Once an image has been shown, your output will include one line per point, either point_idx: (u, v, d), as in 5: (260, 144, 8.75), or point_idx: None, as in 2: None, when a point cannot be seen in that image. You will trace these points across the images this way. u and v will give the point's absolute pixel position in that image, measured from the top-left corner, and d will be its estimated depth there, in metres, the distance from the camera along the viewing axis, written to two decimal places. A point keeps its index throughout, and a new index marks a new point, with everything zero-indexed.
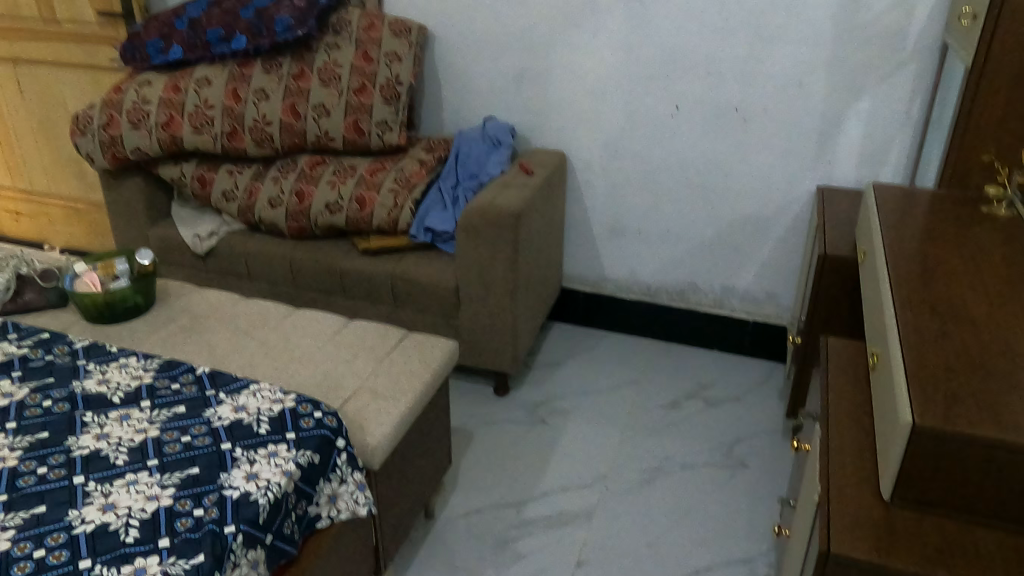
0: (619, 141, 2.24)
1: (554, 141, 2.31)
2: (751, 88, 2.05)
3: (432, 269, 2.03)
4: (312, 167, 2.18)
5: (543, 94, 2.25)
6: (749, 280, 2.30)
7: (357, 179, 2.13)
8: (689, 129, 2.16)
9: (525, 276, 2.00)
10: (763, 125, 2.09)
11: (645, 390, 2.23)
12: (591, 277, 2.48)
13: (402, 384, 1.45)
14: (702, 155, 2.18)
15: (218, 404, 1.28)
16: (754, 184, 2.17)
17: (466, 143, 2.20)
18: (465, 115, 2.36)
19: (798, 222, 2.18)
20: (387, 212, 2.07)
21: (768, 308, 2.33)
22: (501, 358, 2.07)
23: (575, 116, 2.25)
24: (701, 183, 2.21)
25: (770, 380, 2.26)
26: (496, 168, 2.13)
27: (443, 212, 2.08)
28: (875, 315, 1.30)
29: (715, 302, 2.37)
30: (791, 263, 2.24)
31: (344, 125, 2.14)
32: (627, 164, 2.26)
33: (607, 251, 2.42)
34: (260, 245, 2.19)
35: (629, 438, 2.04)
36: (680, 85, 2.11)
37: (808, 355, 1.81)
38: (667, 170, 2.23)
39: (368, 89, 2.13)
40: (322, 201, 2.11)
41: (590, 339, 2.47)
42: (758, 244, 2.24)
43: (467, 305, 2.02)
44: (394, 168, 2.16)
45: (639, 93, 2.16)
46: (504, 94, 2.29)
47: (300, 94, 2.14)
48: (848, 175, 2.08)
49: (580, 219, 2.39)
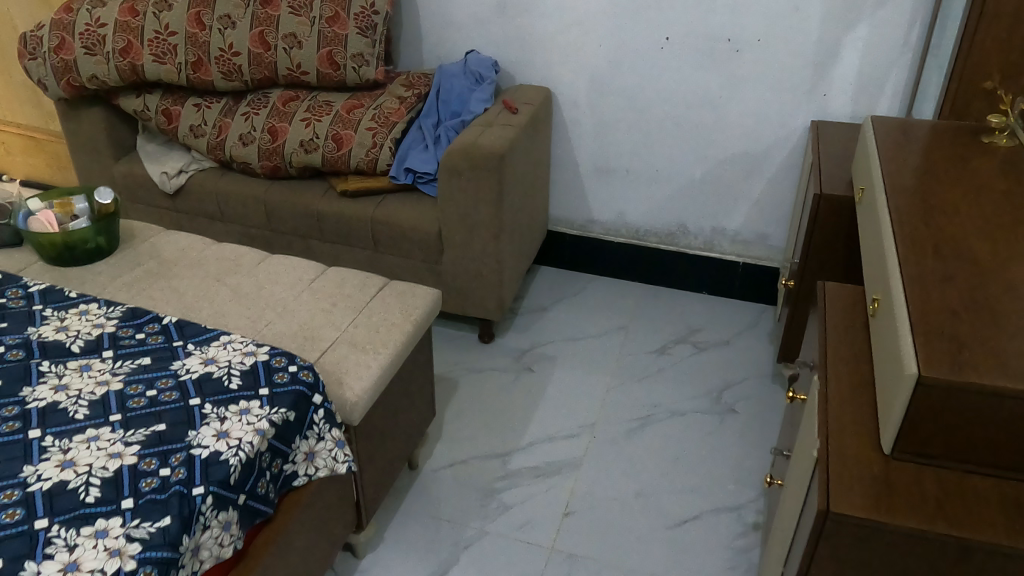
0: (606, 76, 2.13)
1: (539, 75, 2.19)
2: (746, 18, 1.93)
3: (413, 212, 1.95)
4: (285, 103, 2.04)
5: (527, 25, 2.12)
6: (740, 221, 2.23)
7: (333, 116, 2.00)
8: (680, 63, 2.05)
9: (511, 219, 1.92)
10: (757, 57, 1.97)
11: (633, 335, 2.19)
12: (578, 219, 2.40)
13: (381, 334, 1.38)
14: (693, 91, 2.07)
15: (187, 357, 1.20)
16: (747, 122, 2.07)
17: (447, 79, 2.09)
18: (445, 46, 2.23)
19: (790, 159, 2.09)
20: (366, 152, 1.96)
21: (759, 251, 2.26)
22: (485, 304, 2.00)
23: (561, 49, 2.13)
24: (692, 120, 2.12)
25: (759, 324, 2.22)
26: (480, 106, 2.02)
27: (424, 152, 1.99)
28: (874, 258, 1.24)
29: (705, 245, 2.30)
30: (784, 205, 2.17)
31: (317, 58, 1.98)
32: (615, 101, 2.16)
33: (595, 193, 2.33)
34: (232, 185, 2.08)
35: (616, 384, 2.01)
36: (669, 15, 1.99)
37: (802, 300, 1.76)
38: (656, 106, 2.13)
39: (342, 18, 1.98)
40: (295, 139, 1.99)
41: (578, 283, 2.41)
42: (749, 184, 2.16)
43: (451, 249, 1.94)
44: (372, 105, 2.03)
45: (627, 24, 2.03)
46: (485, 23, 2.15)
47: (269, 22, 1.98)
48: (843, 109, 1.98)
49: (567, 159, 2.30)
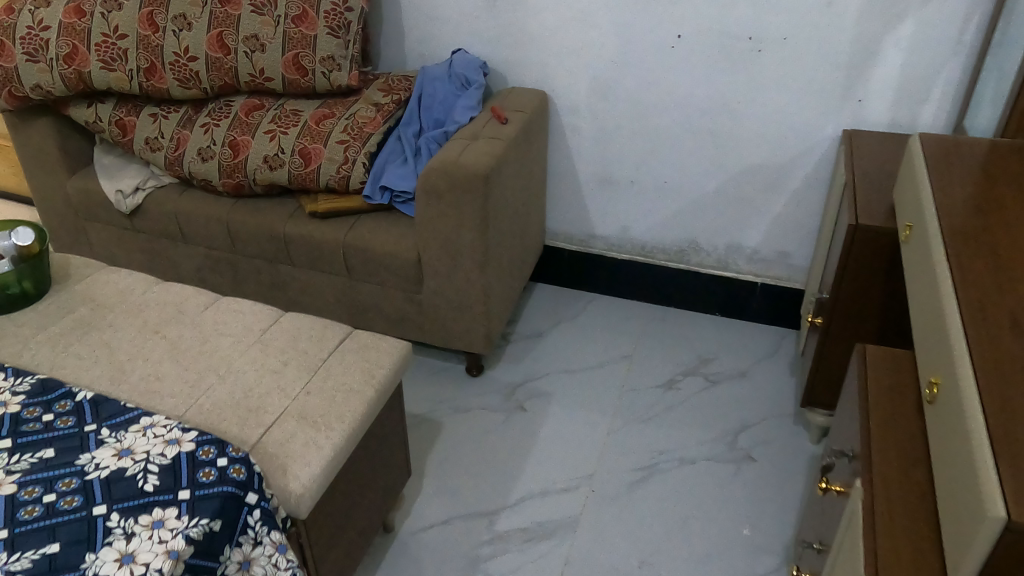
0: (611, 77, 1.89)
1: (534, 77, 1.96)
2: (771, 12, 1.69)
3: (390, 236, 1.74)
4: (248, 112, 1.82)
5: (521, 21, 1.88)
6: (758, 238, 2.00)
7: (301, 128, 1.79)
8: (695, 63, 1.81)
9: (498, 244, 1.71)
10: (784, 57, 1.74)
11: (639, 366, 1.98)
12: (578, 234, 2.18)
13: (337, 403, 1.19)
14: (709, 94, 1.84)
15: (98, 448, 1.01)
16: (770, 129, 1.84)
17: (429, 82, 1.86)
18: (430, 45, 2.00)
19: (818, 172, 1.85)
20: (337, 169, 1.75)
21: (779, 270, 2.03)
22: (473, 337, 1.80)
23: (559, 47, 1.89)
24: (708, 126, 1.89)
25: (779, 353, 2.01)
26: (466, 114, 1.80)
27: (402, 166, 1.77)
28: (930, 324, 1.01)
29: (718, 263, 2.08)
30: (810, 222, 1.93)
31: (283, 62, 1.76)
32: (620, 106, 1.93)
33: (597, 205, 2.11)
34: (192, 204, 1.87)
35: (619, 425, 1.80)
36: (685, 8, 1.75)
37: (830, 340, 1.54)
38: (667, 111, 1.90)
39: (310, 17, 1.75)
40: (259, 154, 1.78)
41: (579, 304, 2.20)
42: (771, 199, 1.93)
43: (432, 278, 1.73)
44: (345, 115, 1.81)
45: (635, 19, 1.80)
46: (474, 19, 1.92)
47: (228, 23, 1.76)
48: (880, 116, 1.75)
49: (566, 169, 2.08)
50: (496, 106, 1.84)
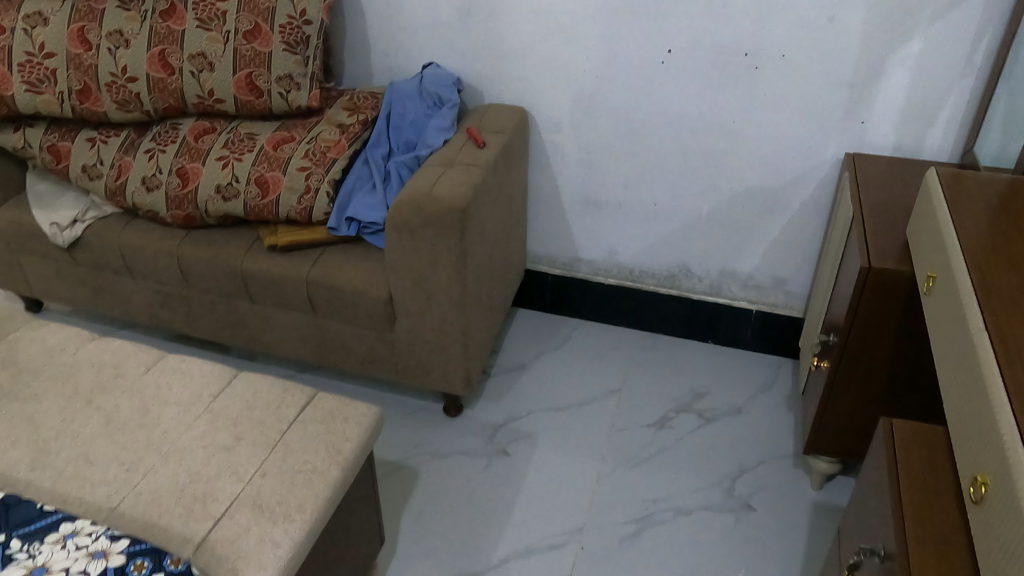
0: (595, 94, 1.75)
1: (513, 94, 1.81)
2: (769, 26, 1.56)
3: (358, 272, 1.58)
4: (198, 137, 1.67)
5: (497, 33, 1.73)
6: (753, 264, 1.89)
7: (257, 154, 1.63)
8: (685, 81, 1.68)
9: (478, 280, 1.57)
10: (782, 74, 1.61)
11: (628, 402, 1.85)
12: (562, 258, 2.04)
13: (297, 487, 1.04)
14: (701, 113, 1.71)
15: (6, 568, 0.85)
16: (767, 148, 1.71)
17: (399, 101, 1.71)
18: (400, 57, 1.84)
19: (817, 196, 1.73)
20: (298, 200, 1.59)
21: (775, 296, 1.92)
22: (451, 379, 1.66)
23: (539, 61, 1.75)
24: (700, 147, 1.76)
25: (775, 385, 1.90)
26: (439, 136, 1.65)
27: (370, 194, 1.62)
28: (967, 405, 0.90)
29: (711, 289, 1.96)
30: (808, 248, 1.82)
31: (234, 82, 1.61)
32: (606, 125, 1.79)
33: (581, 228, 1.97)
34: (138, 236, 1.70)
35: (609, 471, 1.68)
36: (674, 21, 1.61)
37: (837, 385, 1.43)
38: (657, 131, 1.76)
39: (264, 32, 1.60)
40: (211, 183, 1.62)
41: (563, 332, 2.07)
42: (767, 223, 1.81)
43: (405, 317, 1.59)
44: (306, 138, 1.65)
45: (620, 31, 1.65)
46: (447, 31, 1.76)
47: (171, 39, 1.60)
48: (883, 138, 1.63)
49: (548, 190, 1.93)
50: (473, 126, 1.69)
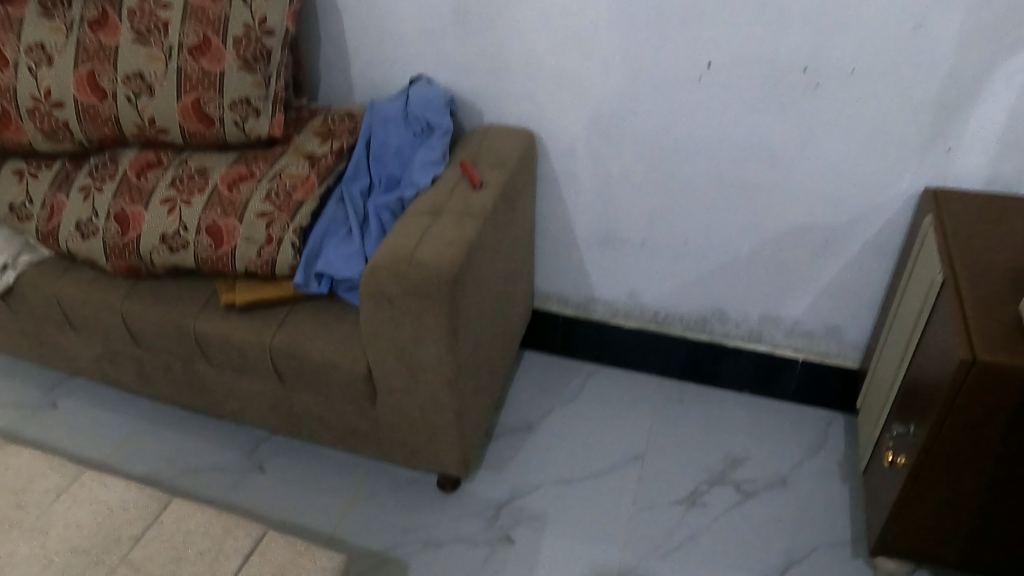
0: (617, 116, 1.46)
1: (517, 113, 1.51)
2: (835, 35, 1.26)
3: (330, 340, 1.33)
4: (140, 172, 1.39)
5: (499, 41, 1.43)
6: (801, 310, 1.60)
7: (209, 195, 1.35)
8: (728, 100, 1.38)
9: (473, 351, 1.30)
10: (848, 94, 1.31)
11: (652, 472, 1.60)
12: (575, 298, 1.77)
13: None
14: (745, 139, 1.41)
15: None
16: (825, 182, 1.42)
17: (380, 125, 1.43)
18: (383, 66, 1.54)
19: (885, 237, 1.44)
20: (258, 252, 1.32)
21: (826, 345, 1.64)
22: (444, 458, 1.41)
23: (549, 73, 1.45)
24: (741, 181, 1.47)
25: (824, 450, 1.63)
26: (426, 173, 1.36)
27: (345, 243, 1.36)
28: None
29: (749, 336, 1.69)
30: (868, 294, 1.53)
31: (179, 108, 1.31)
32: (629, 149, 1.49)
33: (597, 265, 1.69)
34: (76, 289, 1.44)
35: (630, 564, 1.42)
36: (717, 28, 1.31)
37: (917, 490, 1.16)
38: (692, 158, 1.47)
39: (215, 45, 1.30)
40: (154, 231, 1.34)
41: (576, 380, 1.80)
42: (821, 267, 1.52)
43: (388, 392, 1.33)
44: (268, 175, 1.37)
45: (649, 40, 1.35)
46: (439, 37, 1.47)
47: (102, 57, 1.31)
48: (974, 168, 1.33)
49: (560, 223, 1.65)
50: (469, 158, 1.40)
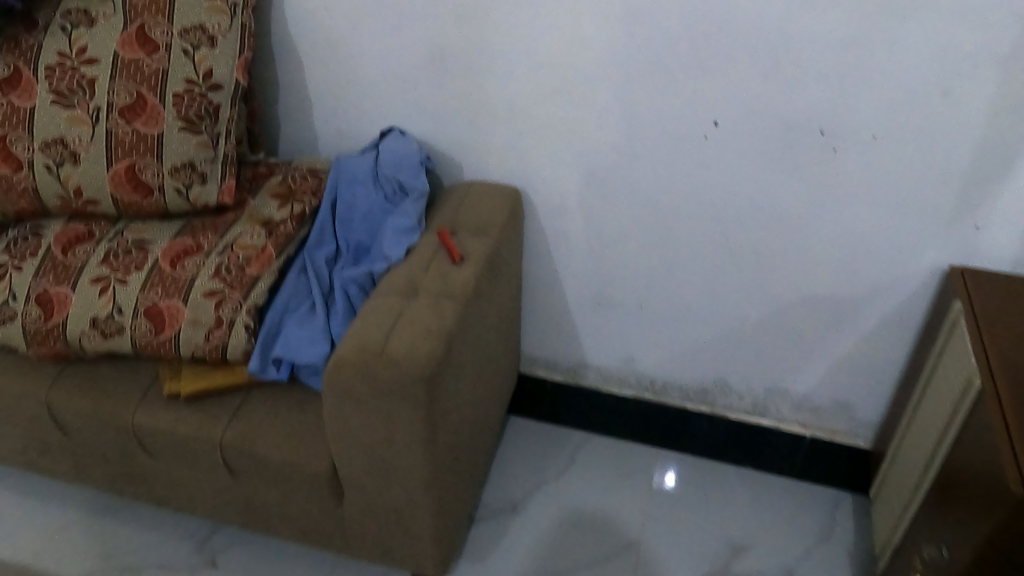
0: (612, 176, 1.32)
1: (502, 172, 1.37)
2: (855, 99, 1.13)
3: (289, 436, 1.16)
4: (67, 248, 1.21)
5: (481, 96, 1.29)
6: (810, 384, 1.48)
7: (149, 272, 1.18)
8: (734, 162, 1.25)
9: (452, 449, 1.15)
10: (869, 160, 1.18)
11: (649, 562, 1.44)
12: (565, 365, 1.62)
13: None
14: (753, 203, 1.28)
15: None
16: (840, 251, 1.29)
17: (346, 188, 1.28)
18: (350, 118, 1.39)
19: (905, 310, 1.32)
20: (206, 336, 1.15)
21: (836, 421, 1.52)
22: (421, 560, 1.24)
23: (535, 130, 1.30)
24: (749, 246, 1.33)
25: (835, 534, 1.49)
26: (399, 243, 1.19)
27: (307, 323, 1.20)
28: None
29: (752, 409, 1.56)
30: (884, 369, 1.41)
31: (112, 176, 1.16)
32: (626, 212, 1.36)
33: (589, 331, 1.55)
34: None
35: None
36: (724, 85, 1.17)
37: None
38: (694, 222, 1.33)
39: (153, 105, 1.16)
40: (84, 315, 1.17)
41: (564, 453, 1.65)
42: (834, 339, 1.40)
43: (355, 495, 1.17)
44: (217, 247, 1.20)
45: (648, 98, 1.22)
46: (412, 88, 1.32)
47: (15, 121, 1.14)
48: (1006, 247, 1.20)
49: (549, 287, 1.51)
50: (446, 228, 1.23)
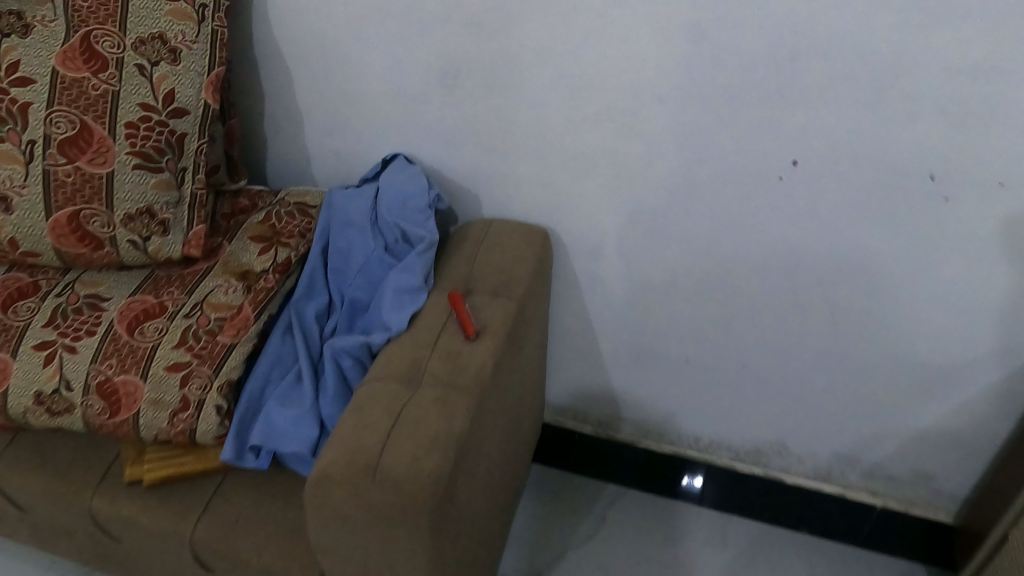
0: (662, 218, 1.09)
1: (529, 208, 1.14)
2: (982, 141, 0.88)
3: (270, 537, 0.97)
4: (6, 304, 1.01)
5: (504, 120, 1.06)
6: (885, 453, 1.26)
7: (102, 338, 0.98)
8: (815, 208, 1.01)
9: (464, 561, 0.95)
10: (992, 212, 0.94)
11: None
12: (597, 414, 1.42)
13: None
14: (836, 256, 1.05)
15: None
16: (941, 314, 1.06)
17: (339, 232, 1.07)
18: (348, 137, 1.16)
19: (1014, 383, 1.09)
20: (171, 419, 0.96)
21: (914, 492, 1.30)
22: None
23: (570, 160, 1.07)
24: (826, 303, 1.10)
25: None
26: (402, 310, 0.98)
27: (293, 401, 1.00)
28: None
29: (814, 473, 1.35)
30: (979, 442, 1.18)
31: (52, 225, 0.96)
32: (677, 257, 1.13)
33: (626, 382, 1.34)
34: None
35: None
36: (809, 118, 0.93)
37: None
38: (761, 273, 1.10)
39: (99, 137, 0.94)
40: (25, 388, 0.97)
41: (593, 510, 1.45)
42: (920, 408, 1.18)
43: None
44: (184, 308, 1.00)
45: (712, 131, 0.98)
46: (421, 107, 1.09)
47: None
48: None
49: (583, 334, 1.30)
50: (458, 289, 1.02)
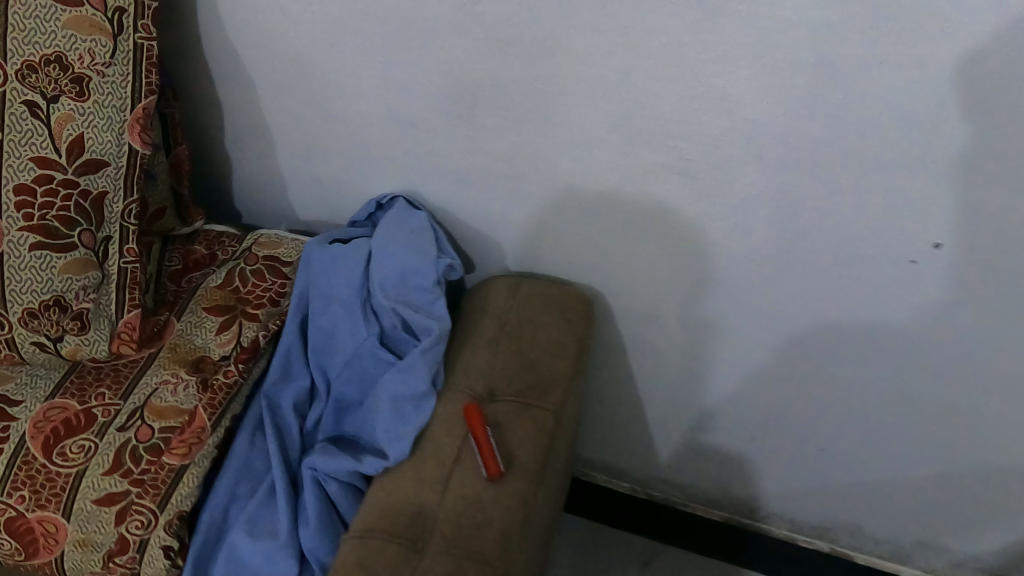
0: (740, 287, 0.83)
1: (564, 265, 0.88)
2: None
3: None
4: None
5: (539, 162, 0.79)
6: (986, 546, 1.04)
7: (12, 461, 0.75)
8: (952, 294, 0.75)
9: None
10: None
11: None
12: (635, 472, 1.20)
13: None
14: (970, 347, 0.79)
15: None
16: None
17: (322, 307, 0.83)
18: (332, 168, 0.89)
19: None
20: (101, 564, 0.72)
21: None
22: None
23: (622, 215, 0.81)
24: (946, 396, 0.86)
25: None
26: (402, 426, 0.75)
27: (266, 526, 0.75)
28: None
29: (890, 554, 1.12)
30: None
31: None
32: (754, 332, 0.87)
33: (673, 447, 1.11)
34: None
35: None
36: (969, 184, 0.67)
37: None
38: (864, 357, 0.85)
39: None
40: None
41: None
42: None
43: None
44: (119, 417, 0.77)
45: (825, 193, 0.72)
46: (427, 138, 0.82)
47: None
48: None
49: (624, 397, 1.06)
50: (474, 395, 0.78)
